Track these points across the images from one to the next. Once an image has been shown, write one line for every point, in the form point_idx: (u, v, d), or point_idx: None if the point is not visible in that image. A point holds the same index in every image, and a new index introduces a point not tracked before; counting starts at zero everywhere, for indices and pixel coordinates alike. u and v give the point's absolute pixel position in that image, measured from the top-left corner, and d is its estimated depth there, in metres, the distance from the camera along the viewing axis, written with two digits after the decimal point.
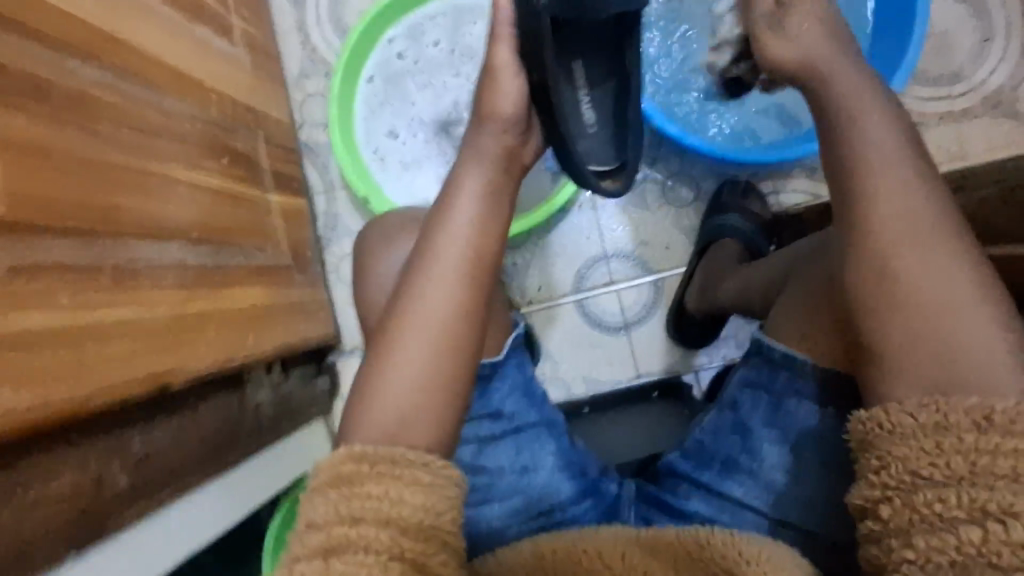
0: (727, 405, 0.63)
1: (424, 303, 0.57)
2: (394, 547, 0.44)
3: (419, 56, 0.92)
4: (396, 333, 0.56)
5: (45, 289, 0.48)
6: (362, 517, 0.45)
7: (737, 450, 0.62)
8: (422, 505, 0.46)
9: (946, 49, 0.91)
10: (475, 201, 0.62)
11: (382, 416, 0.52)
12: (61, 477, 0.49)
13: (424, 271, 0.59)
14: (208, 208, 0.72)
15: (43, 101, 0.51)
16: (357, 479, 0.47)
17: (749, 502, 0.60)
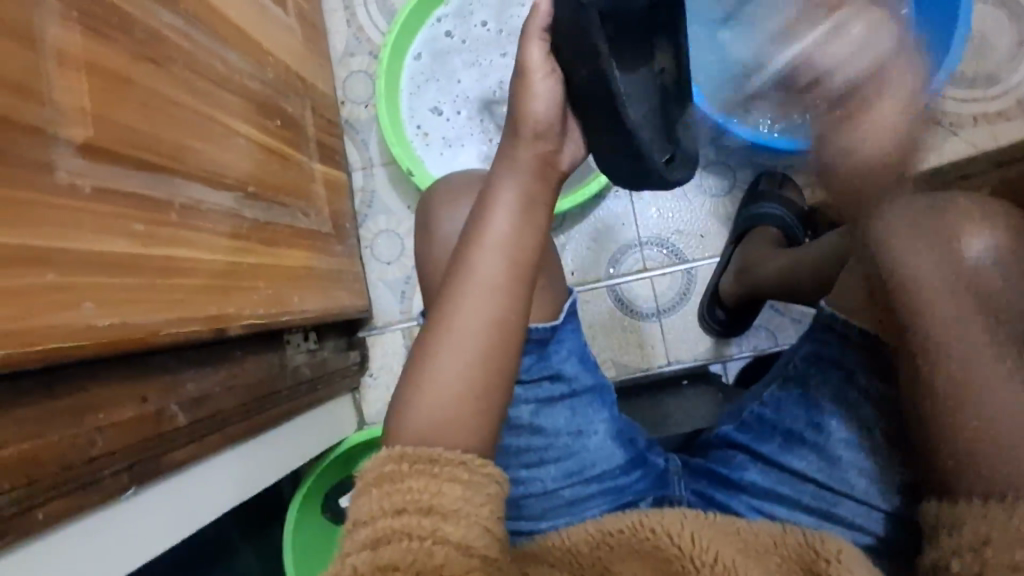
0: (791, 377, 0.61)
1: (454, 325, 0.53)
2: (437, 532, 0.43)
3: (466, 35, 0.94)
4: (429, 351, 0.53)
5: (123, 214, 0.48)
6: (403, 508, 0.44)
7: (801, 423, 0.60)
8: (462, 495, 0.46)
9: (981, 53, 0.94)
10: (509, 216, 0.56)
11: (416, 423, 0.51)
12: (125, 408, 0.49)
13: (463, 276, 0.55)
14: (262, 165, 0.72)
15: (127, 35, 0.51)
16: (397, 476, 0.46)
17: (810, 474, 0.60)
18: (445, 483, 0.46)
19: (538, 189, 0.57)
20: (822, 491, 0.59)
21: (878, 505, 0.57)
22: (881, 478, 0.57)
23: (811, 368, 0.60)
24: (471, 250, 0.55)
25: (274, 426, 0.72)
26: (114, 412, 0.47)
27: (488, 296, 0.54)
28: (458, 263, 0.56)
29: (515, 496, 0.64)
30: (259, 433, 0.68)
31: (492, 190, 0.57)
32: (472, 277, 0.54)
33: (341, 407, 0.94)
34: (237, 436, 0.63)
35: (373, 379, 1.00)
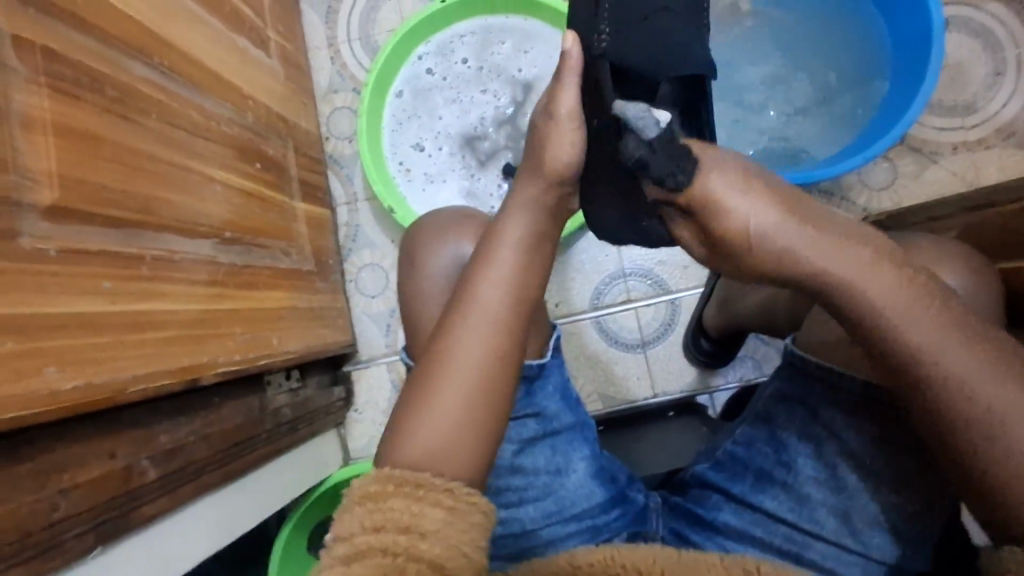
0: (761, 417, 0.62)
1: (454, 357, 0.53)
2: (411, 549, 0.43)
3: (447, 72, 0.95)
4: (427, 381, 0.53)
5: (90, 273, 0.48)
6: (383, 525, 0.45)
7: (770, 463, 0.61)
8: (443, 518, 0.46)
9: (959, 81, 0.94)
10: (517, 247, 0.57)
11: (409, 454, 0.50)
12: (92, 466, 0.49)
13: (463, 309, 0.55)
14: (240, 209, 0.72)
15: (97, 93, 0.52)
16: (380, 497, 0.46)
17: (780, 515, 0.60)
18: (427, 507, 0.46)
19: (546, 219, 0.58)
20: (795, 534, 0.59)
21: (853, 548, 0.57)
22: (862, 519, 0.57)
23: (776, 407, 0.61)
24: (476, 281, 0.56)
25: (254, 469, 0.72)
26: (81, 472, 0.47)
27: (490, 327, 0.54)
28: (458, 297, 0.56)
29: (495, 536, 0.63)
30: (237, 477, 0.68)
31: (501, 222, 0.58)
32: (476, 308, 0.55)
33: (327, 443, 0.93)
34: (213, 483, 0.62)
35: (359, 414, 1.00)
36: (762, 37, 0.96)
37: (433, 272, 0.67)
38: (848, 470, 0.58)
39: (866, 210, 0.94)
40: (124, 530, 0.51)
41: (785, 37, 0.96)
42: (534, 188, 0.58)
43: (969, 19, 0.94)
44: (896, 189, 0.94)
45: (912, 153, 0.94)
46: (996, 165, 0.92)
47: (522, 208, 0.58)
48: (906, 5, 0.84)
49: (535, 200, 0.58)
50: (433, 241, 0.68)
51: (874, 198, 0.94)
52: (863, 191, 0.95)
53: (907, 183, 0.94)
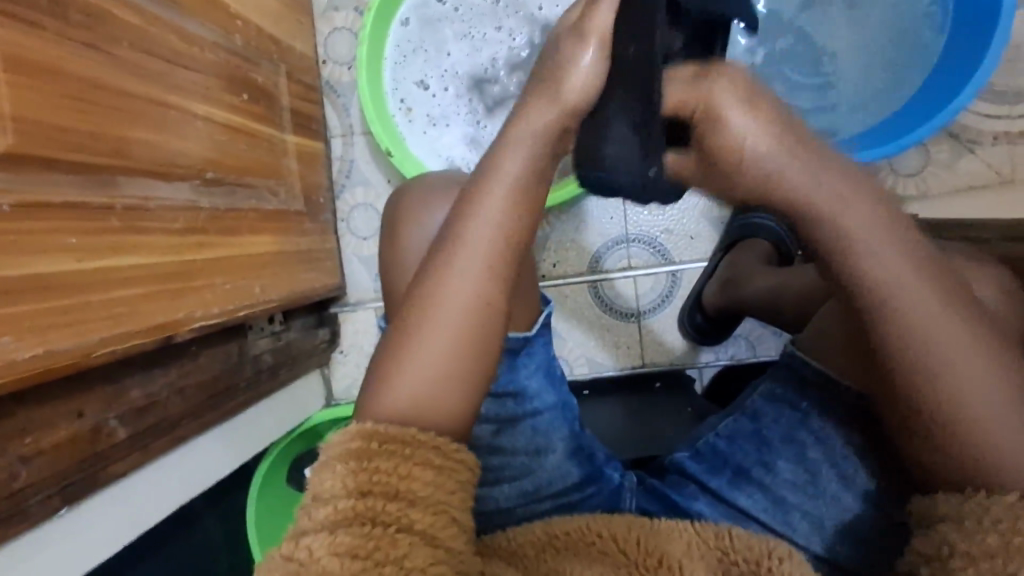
0: (746, 412, 0.57)
1: (441, 301, 0.48)
2: (401, 520, 0.39)
3: (460, 2, 0.86)
4: (408, 329, 0.48)
5: (51, 230, 0.44)
6: (369, 490, 0.40)
7: (750, 460, 0.55)
8: (433, 481, 0.41)
9: (1016, 64, 0.87)
10: (509, 184, 0.50)
11: (391, 404, 0.46)
12: (56, 429, 0.47)
13: (451, 256, 0.49)
14: (223, 147, 0.67)
15: (58, 16, 0.46)
16: (364, 456, 0.41)
17: (755, 516, 0.54)
18: (416, 468, 0.42)
19: (549, 161, 0.51)
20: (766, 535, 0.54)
21: (823, 556, 0.52)
22: (846, 531, 0.52)
23: (765, 407, 0.56)
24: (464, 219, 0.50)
25: (232, 418, 0.71)
26: (44, 436, 0.46)
27: (480, 270, 0.49)
28: (446, 241, 0.50)
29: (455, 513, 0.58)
30: (213, 427, 0.67)
31: (498, 157, 0.50)
32: (466, 250, 0.49)
33: (307, 385, 0.92)
34: (188, 437, 0.61)
35: (343, 356, 0.99)
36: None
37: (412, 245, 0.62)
38: (829, 475, 0.53)
39: None
40: (91, 490, 0.49)
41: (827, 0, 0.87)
42: (544, 111, 0.50)
43: None
44: (925, 176, 0.88)
45: (949, 139, 0.88)
46: None
47: (525, 135, 0.50)
48: None
49: (540, 131, 0.50)
50: (417, 207, 0.63)
51: (900, 184, 0.89)
52: (890, 176, 0.89)
53: (938, 171, 0.88)
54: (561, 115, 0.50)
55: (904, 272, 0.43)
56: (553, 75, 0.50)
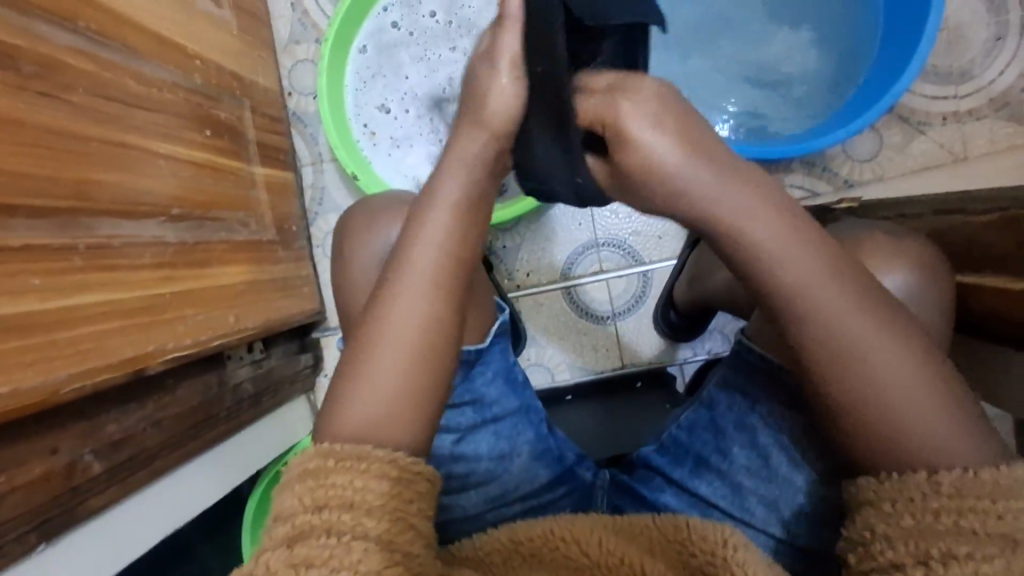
0: (703, 401, 0.58)
1: (391, 326, 0.50)
2: (358, 528, 0.39)
3: (414, 26, 0.89)
4: (364, 351, 0.50)
5: (14, 273, 0.46)
6: (325, 504, 0.40)
7: (709, 448, 0.57)
8: (388, 491, 0.43)
9: (956, 46, 0.89)
10: (451, 212, 0.53)
11: (352, 420, 0.47)
12: (32, 466, 0.48)
13: (394, 280, 0.51)
14: (189, 182, 0.69)
15: (12, 69, 0.48)
16: (321, 473, 0.42)
17: (716, 503, 0.55)
18: (372, 480, 0.43)
19: (480, 181, 0.55)
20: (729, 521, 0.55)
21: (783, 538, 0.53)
22: (795, 510, 0.53)
23: (719, 397, 0.57)
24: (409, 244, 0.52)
25: (215, 447, 0.72)
26: (18, 474, 0.47)
27: (422, 291, 0.50)
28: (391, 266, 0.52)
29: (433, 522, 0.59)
30: (197, 457, 0.68)
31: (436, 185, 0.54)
32: (409, 273, 0.51)
33: (294, 411, 0.93)
34: (167, 469, 0.62)
35: (328, 379, 1.00)
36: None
37: (367, 264, 0.63)
38: (779, 455, 0.54)
39: (847, 181, 0.91)
40: (68, 525, 0.50)
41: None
42: (474, 143, 0.55)
43: None
44: (880, 161, 0.91)
45: (900, 122, 0.90)
46: (985, 138, 0.88)
47: (457, 166, 0.54)
48: None
49: (471, 156, 0.55)
50: (373, 226, 0.65)
51: (856, 169, 0.91)
52: (846, 162, 0.91)
53: (892, 155, 0.90)
54: (489, 139, 0.55)
55: (810, 268, 0.45)
56: (476, 106, 0.56)
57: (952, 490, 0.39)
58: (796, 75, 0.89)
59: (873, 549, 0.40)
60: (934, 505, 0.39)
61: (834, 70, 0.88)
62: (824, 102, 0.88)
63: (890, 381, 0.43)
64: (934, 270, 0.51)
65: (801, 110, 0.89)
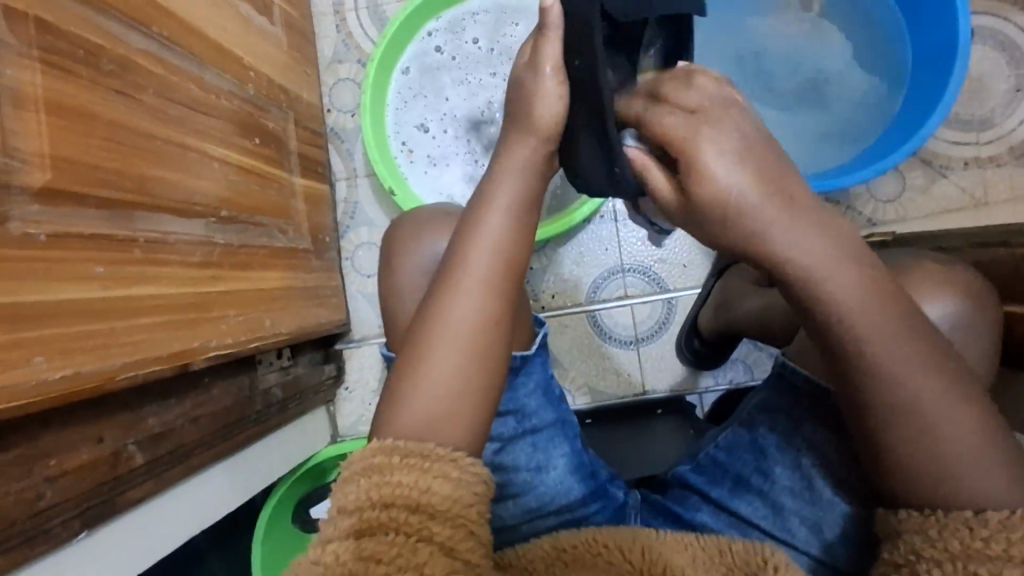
0: (743, 423, 0.58)
1: (445, 327, 0.51)
2: (423, 530, 0.41)
3: (457, 51, 0.92)
4: (420, 348, 0.51)
5: (79, 260, 0.47)
6: (392, 502, 0.42)
7: (748, 469, 0.57)
8: (451, 495, 0.44)
9: (978, 94, 0.92)
10: (507, 216, 0.54)
11: (407, 418, 0.49)
12: (79, 452, 0.48)
13: (449, 283, 0.53)
14: (237, 187, 0.70)
15: (91, 66, 0.50)
16: (386, 470, 0.44)
17: (756, 523, 0.56)
18: (435, 482, 0.44)
19: (537, 189, 0.56)
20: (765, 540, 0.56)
21: (818, 557, 0.54)
22: (838, 534, 0.53)
23: (758, 417, 0.57)
24: (466, 248, 0.53)
25: (242, 451, 0.71)
26: (67, 459, 0.47)
27: (479, 293, 0.52)
28: (448, 269, 0.54)
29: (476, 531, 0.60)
30: (226, 459, 0.68)
31: (493, 187, 0.55)
32: (466, 276, 0.52)
33: (315, 420, 0.93)
34: (201, 467, 0.62)
35: (348, 392, 1.00)
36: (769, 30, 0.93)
37: (408, 273, 0.65)
38: (822, 479, 0.54)
39: (870, 221, 0.94)
40: (108, 515, 0.50)
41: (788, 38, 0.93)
42: (527, 151, 0.55)
43: (994, 31, 0.92)
44: (903, 201, 0.93)
45: (922, 165, 0.93)
46: (1007, 184, 0.91)
47: (514, 174, 0.55)
48: (935, 18, 0.83)
49: (526, 168, 0.55)
50: (415, 236, 0.66)
51: (880, 209, 0.94)
52: (869, 202, 0.94)
53: (914, 196, 0.93)
54: (542, 146, 0.55)
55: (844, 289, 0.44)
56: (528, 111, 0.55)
57: (999, 526, 0.41)
58: (821, 113, 0.92)
59: (919, 569, 0.42)
60: (980, 533, 0.41)
61: (861, 108, 0.91)
62: (850, 140, 0.90)
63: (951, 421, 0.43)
64: (977, 299, 0.52)
65: (825, 145, 0.91)
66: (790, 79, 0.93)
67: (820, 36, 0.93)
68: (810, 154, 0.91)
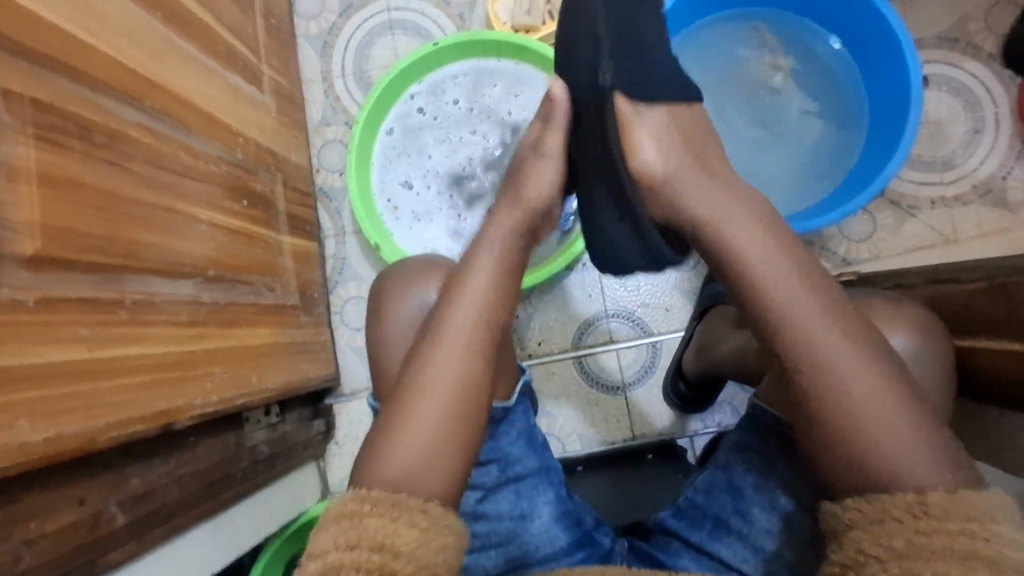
0: (721, 464, 0.59)
1: (432, 377, 0.53)
2: (385, 567, 0.41)
3: (438, 112, 0.97)
4: (404, 400, 0.53)
5: (65, 323, 0.48)
6: (358, 544, 0.43)
7: (728, 510, 0.57)
8: (418, 539, 0.44)
9: (938, 137, 0.97)
10: (489, 277, 0.58)
11: (386, 471, 0.49)
12: (59, 515, 0.49)
13: (436, 337, 0.55)
14: (225, 248, 0.73)
15: (84, 139, 0.53)
16: (355, 516, 0.45)
17: (736, 566, 0.55)
18: (403, 527, 0.45)
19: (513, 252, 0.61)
20: None
21: None
22: None
23: (735, 458, 0.58)
24: (452, 303, 0.57)
25: (226, 509, 0.71)
26: (47, 522, 0.47)
27: (466, 349, 0.54)
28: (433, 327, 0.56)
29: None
30: (208, 519, 0.67)
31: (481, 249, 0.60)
32: (451, 330, 0.55)
33: (304, 477, 0.93)
34: (183, 526, 0.62)
35: (339, 447, 1.00)
36: (732, 79, 0.97)
37: (392, 323, 0.67)
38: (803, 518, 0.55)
39: (845, 260, 0.96)
40: None
41: (751, 85, 0.96)
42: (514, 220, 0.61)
43: (947, 79, 0.97)
44: (875, 240, 0.96)
45: (891, 206, 0.96)
46: (973, 221, 0.94)
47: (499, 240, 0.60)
48: (888, 65, 0.87)
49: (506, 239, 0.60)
50: (397, 289, 0.68)
51: (853, 248, 0.96)
52: (842, 242, 0.97)
53: (886, 235, 0.96)
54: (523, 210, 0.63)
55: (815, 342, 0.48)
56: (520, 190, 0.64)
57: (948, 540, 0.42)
58: (788, 157, 0.96)
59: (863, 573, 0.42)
60: (923, 526, 0.41)
61: (826, 152, 0.95)
62: (817, 183, 0.94)
63: (907, 450, 0.45)
64: (936, 335, 0.54)
65: (794, 189, 0.95)
66: (755, 125, 0.96)
67: (780, 84, 0.96)
68: (781, 198, 0.94)
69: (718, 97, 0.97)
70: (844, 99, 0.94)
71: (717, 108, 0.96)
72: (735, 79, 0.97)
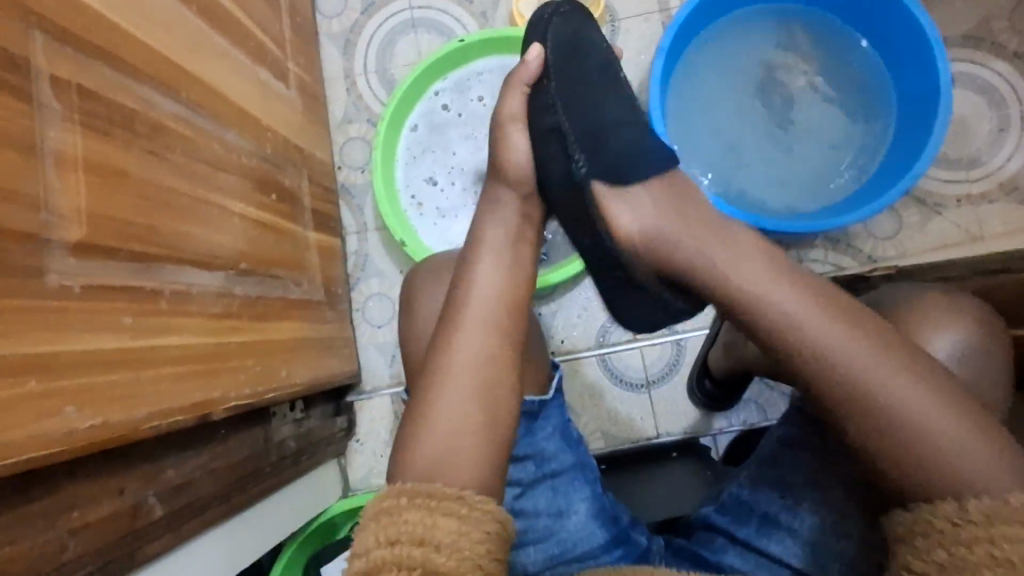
0: (766, 460, 0.60)
1: (453, 363, 0.55)
2: (428, 561, 0.42)
3: (463, 108, 0.96)
4: (428, 390, 0.55)
5: (110, 311, 0.48)
6: (398, 539, 0.43)
7: (776, 506, 0.58)
8: (457, 529, 0.44)
9: (963, 135, 0.96)
10: (497, 261, 0.60)
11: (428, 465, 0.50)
12: (101, 504, 0.48)
13: (453, 325, 0.57)
14: (256, 242, 0.73)
15: (126, 129, 0.53)
16: (394, 511, 0.45)
17: (787, 561, 0.56)
18: (441, 518, 0.45)
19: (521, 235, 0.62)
20: None
21: None
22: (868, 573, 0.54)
23: (781, 453, 0.59)
24: (464, 290, 0.58)
25: (257, 504, 0.71)
26: (90, 510, 0.47)
27: (481, 332, 0.56)
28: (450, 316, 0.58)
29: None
30: (239, 513, 0.67)
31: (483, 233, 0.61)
32: (469, 317, 0.57)
33: (326, 475, 0.92)
34: (217, 519, 0.62)
35: (359, 444, 0.99)
36: (758, 77, 0.96)
37: (427, 316, 0.66)
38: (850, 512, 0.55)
39: (871, 258, 0.96)
40: (128, 569, 0.50)
41: (777, 82, 0.96)
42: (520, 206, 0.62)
43: (973, 77, 0.97)
44: (901, 238, 0.96)
45: (917, 204, 0.96)
46: (1000, 219, 0.94)
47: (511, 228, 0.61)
48: (917, 63, 0.87)
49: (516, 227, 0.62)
50: (431, 283, 0.68)
51: (879, 246, 0.96)
52: (868, 240, 0.96)
53: (912, 233, 0.95)
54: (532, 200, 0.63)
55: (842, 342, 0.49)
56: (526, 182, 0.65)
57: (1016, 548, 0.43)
58: (815, 155, 0.95)
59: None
60: (964, 536, 0.42)
61: (853, 150, 0.94)
62: (844, 182, 0.94)
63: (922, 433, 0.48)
64: (980, 329, 0.54)
65: (821, 188, 0.94)
66: (782, 123, 0.96)
67: (807, 82, 0.96)
68: (808, 196, 0.94)
69: (745, 95, 0.96)
70: (871, 97, 0.94)
71: (744, 106, 0.96)
72: (761, 77, 0.96)
